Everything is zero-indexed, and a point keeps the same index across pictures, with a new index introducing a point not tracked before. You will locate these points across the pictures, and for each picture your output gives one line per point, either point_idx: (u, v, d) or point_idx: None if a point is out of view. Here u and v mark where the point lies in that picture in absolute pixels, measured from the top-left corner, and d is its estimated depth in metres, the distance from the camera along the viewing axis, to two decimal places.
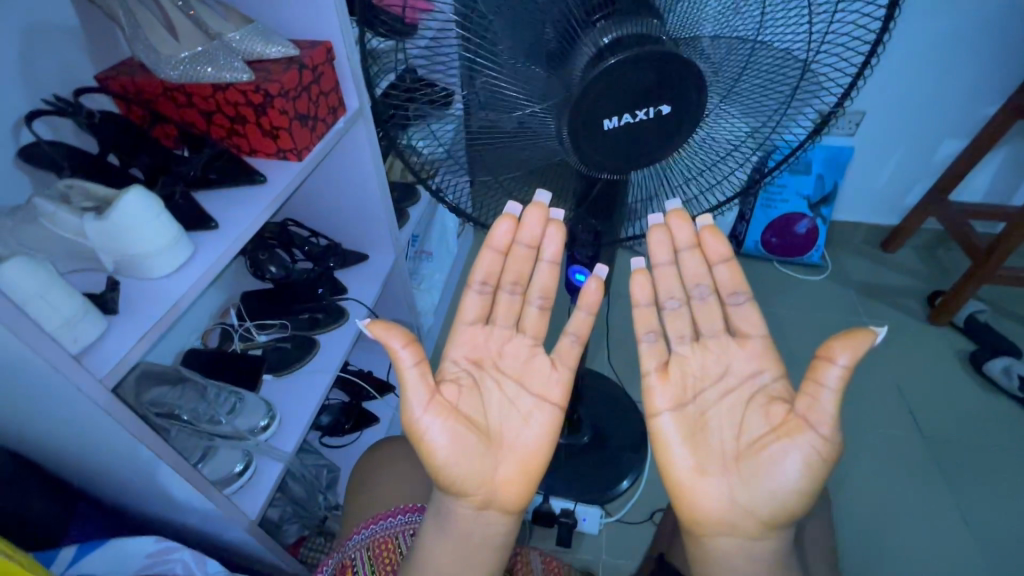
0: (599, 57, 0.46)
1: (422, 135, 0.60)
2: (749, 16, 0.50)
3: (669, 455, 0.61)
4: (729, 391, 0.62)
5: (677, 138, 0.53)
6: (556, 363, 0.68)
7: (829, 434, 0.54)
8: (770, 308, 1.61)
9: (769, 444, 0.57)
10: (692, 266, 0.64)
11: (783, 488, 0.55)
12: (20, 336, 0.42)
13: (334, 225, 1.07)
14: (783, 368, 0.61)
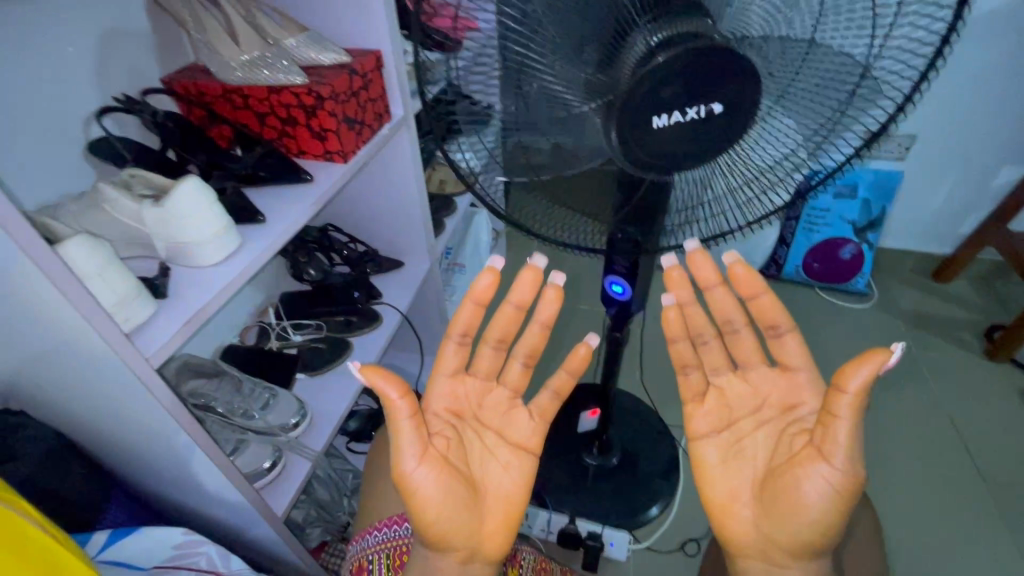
0: (649, 54, 0.46)
1: (469, 145, 0.61)
2: (807, 17, 0.49)
3: (703, 475, 0.61)
4: (763, 422, 0.59)
5: (729, 139, 0.52)
6: (535, 415, 0.65)
7: (843, 467, 0.50)
8: (811, 336, 1.55)
9: (785, 471, 0.55)
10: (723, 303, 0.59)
11: (802, 518, 0.53)
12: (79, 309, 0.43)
13: (373, 231, 1.10)
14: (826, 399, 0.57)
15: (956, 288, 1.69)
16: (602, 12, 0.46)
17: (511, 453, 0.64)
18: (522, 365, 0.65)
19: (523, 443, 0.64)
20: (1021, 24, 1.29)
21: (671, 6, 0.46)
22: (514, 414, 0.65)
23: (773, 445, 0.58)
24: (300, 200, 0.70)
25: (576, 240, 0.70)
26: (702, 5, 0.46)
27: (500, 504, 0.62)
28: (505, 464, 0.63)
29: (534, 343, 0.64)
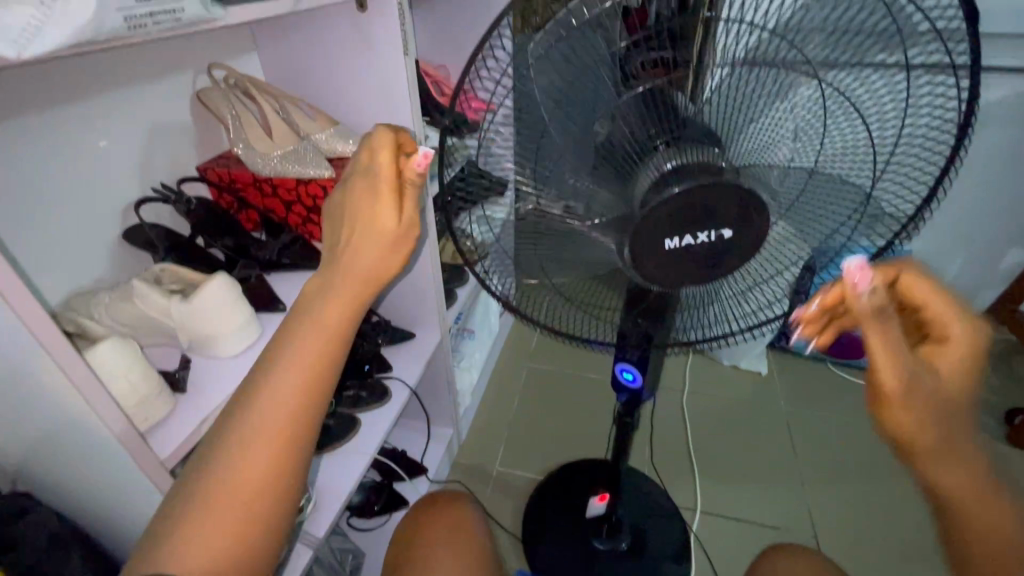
0: (662, 182, 0.48)
1: (480, 220, 0.63)
2: (810, 147, 0.51)
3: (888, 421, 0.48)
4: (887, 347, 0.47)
5: (740, 258, 0.54)
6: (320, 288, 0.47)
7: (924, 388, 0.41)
8: (825, 413, 1.52)
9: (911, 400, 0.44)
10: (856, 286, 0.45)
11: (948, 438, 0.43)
12: (104, 419, 0.45)
13: (388, 303, 1.12)
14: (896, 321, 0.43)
15: None
16: (616, 138, 0.48)
17: (285, 391, 0.43)
18: (343, 270, 0.45)
19: (313, 369, 0.44)
20: (1022, 119, 1.33)
21: (684, 137, 0.48)
22: (307, 341, 0.44)
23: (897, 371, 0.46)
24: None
25: (585, 333, 0.72)
26: (714, 133, 0.49)
27: (271, 444, 0.43)
28: (282, 390, 0.43)
29: (362, 242, 0.46)
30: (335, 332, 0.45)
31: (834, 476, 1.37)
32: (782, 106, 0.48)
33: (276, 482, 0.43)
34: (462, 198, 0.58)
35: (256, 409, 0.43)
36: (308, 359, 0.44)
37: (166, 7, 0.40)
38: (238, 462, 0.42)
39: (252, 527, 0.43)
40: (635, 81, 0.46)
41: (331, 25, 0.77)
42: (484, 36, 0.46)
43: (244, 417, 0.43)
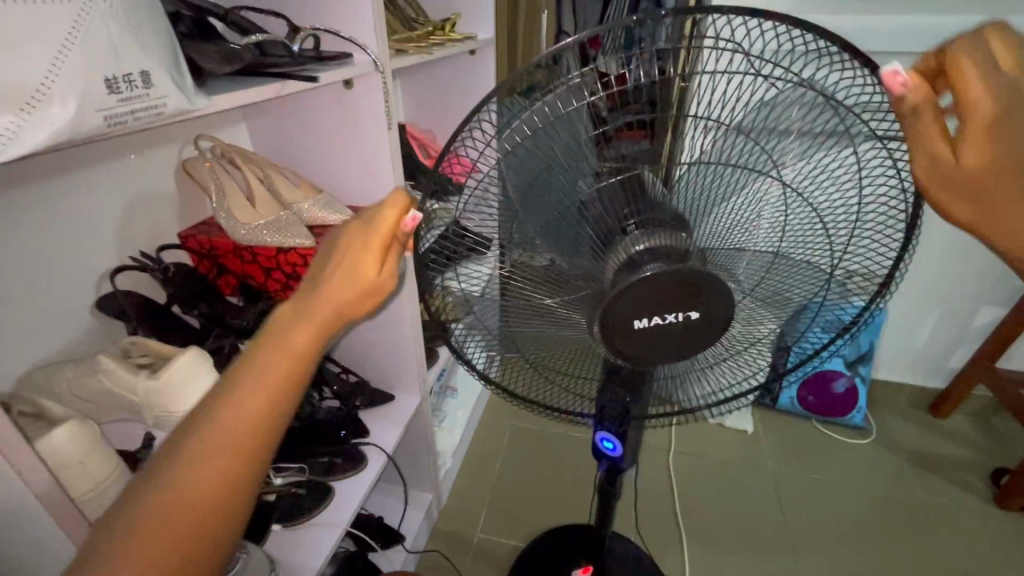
0: (632, 265, 0.49)
1: (462, 277, 0.61)
2: (769, 232, 0.54)
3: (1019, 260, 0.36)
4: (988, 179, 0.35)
5: (710, 336, 0.56)
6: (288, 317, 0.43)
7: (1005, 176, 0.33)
8: (811, 474, 1.50)
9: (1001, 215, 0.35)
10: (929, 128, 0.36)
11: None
12: (53, 511, 0.44)
13: (368, 365, 1.11)
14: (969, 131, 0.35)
15: (955, 424, 1.67)
16: (591, 218, 0.49)
17: (240, 421, 0.38)
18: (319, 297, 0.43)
19: (273, 401, 0.40)
20: None
21: (660, 214, 0.49)
22: (269, 366, 0.40)
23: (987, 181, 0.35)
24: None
25: (566, 402, 0.73)
26: (682, 218, 0.50)
27: (221, 477, 0.37)
28: (238, 420, 0.38)
29: (341, 275, 0.44)
30: (299, 361, 0.41)
31: (826, 542, 1.34)
32: (743, 196, 0.51)
33: (219, 525, 0.37)
34: (447, 254, 0.57)
35: (206, 436, 0.38)
36: (264, 392, 0.40)
37: (150, 103, 0.42)
38: (178, 495, 0.36)
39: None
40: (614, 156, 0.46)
41: (317, 99, 0.81)
42: (473, 111, 0.46)
43: (191, 445, 0.37)
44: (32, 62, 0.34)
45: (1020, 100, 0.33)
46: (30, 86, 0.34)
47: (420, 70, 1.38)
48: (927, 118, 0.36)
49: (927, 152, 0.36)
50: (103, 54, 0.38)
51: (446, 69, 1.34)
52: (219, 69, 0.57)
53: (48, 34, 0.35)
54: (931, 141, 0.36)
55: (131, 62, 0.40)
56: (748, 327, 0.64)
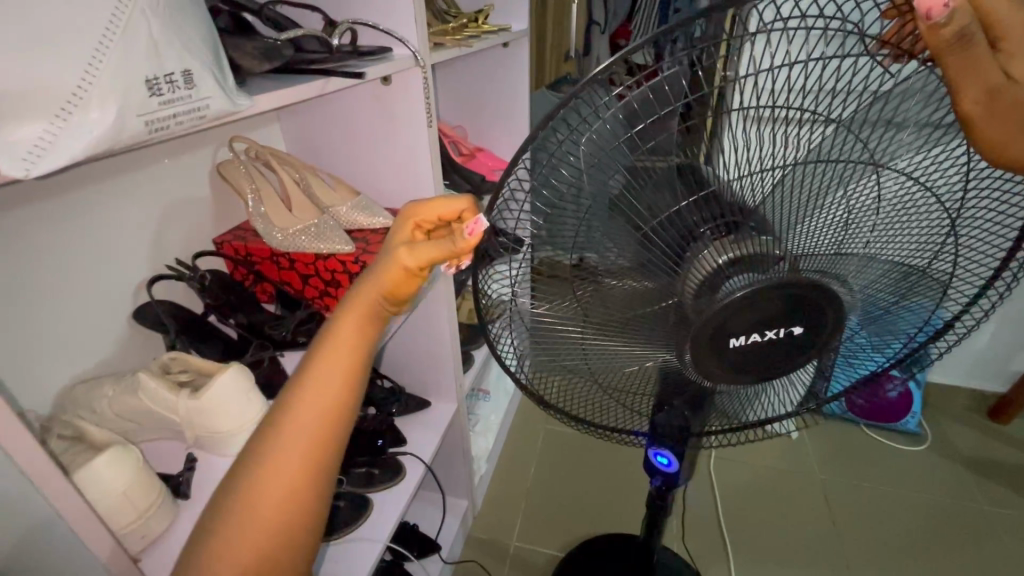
0: (724, 280, 0.45)
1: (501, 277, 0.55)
2: (864, 236, 0.47)
3: None
4: None
5: (808, 351, 0.52)
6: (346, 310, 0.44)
7: None
8: (864, 483, 1.42)
9: None
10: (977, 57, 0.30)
11: None
12: (98, 552, 0.41)
13: (403, 371, 1.08)
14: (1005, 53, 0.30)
15: (1016, 428, 1.57)
16: (671, 233, 0.44)
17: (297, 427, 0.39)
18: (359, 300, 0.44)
19: (327, 406, 0.40)
20: None
21: (749, 221, 0.44)
22: (319, 370, 0.41)
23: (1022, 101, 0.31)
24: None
25: (619, 418, 0.69)
26: (772, 224, 0.44)
27: (291, 482, 0.38)
28: (300, 428, 0.39)
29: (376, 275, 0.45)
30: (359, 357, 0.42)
31: (883, 556, 1.27)
32: (842, 195, 0.44)
33: (295, 526, 0.39)
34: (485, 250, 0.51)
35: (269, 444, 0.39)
36: (319, 396, 0.40)
37: (191, 105, 0.38)
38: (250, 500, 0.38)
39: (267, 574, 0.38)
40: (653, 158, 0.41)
41: (353, 100, 0.77)
42: (516, 154, 0.40)
43: (258, 455, 0.39)
44: (64, 67, 0.30)
45: None
46: (65, 89, 0.31)
47: (453, 64, 1.33)
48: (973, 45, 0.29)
49: (974, 81, 0.30)
50: (142, 54, 0.34)
51: (478, 62, 1.29)
52: (258, 66, 0.54)
53: (81, 34, 0.31)
54: (979, 68, 0.30)
55: (172, 62, 0.36)
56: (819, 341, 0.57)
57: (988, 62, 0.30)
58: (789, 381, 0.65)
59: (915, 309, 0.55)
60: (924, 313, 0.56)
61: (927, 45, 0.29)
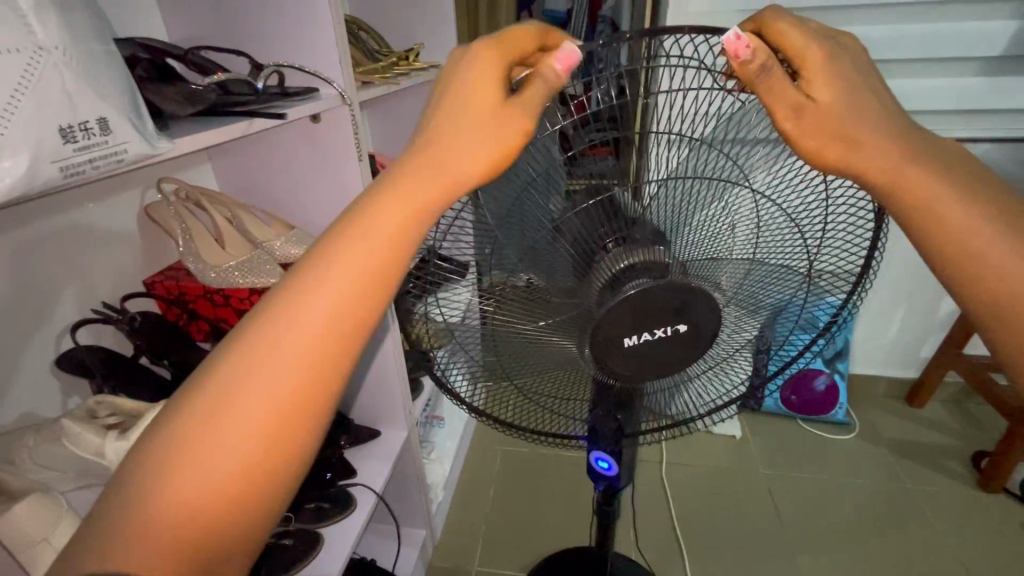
0: (615, 282, 0.50)
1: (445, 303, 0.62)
2: (742, 239, 0.54)
3: (871, 159, 0.39)
4: (845, 107, 0.38)
5: (696, 352, 0.56)
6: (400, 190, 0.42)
7: (838, 97, 0.38)
8: (803, 473, 1.51)
9: (864, 134, 0.38)
10: (780, 84, 0.37)
11: (890, 141, 0.39)
12: None
13: (352, 402, 1.08)
14: (809, 78, 0.38)
15: (931, 411, 1.72)
16: (568, 239, 0.48)
17: (322, 309, 0.39)
18: (431, 176, 0.42)
19: (357, 294, 0.40)
20: None
21: (637, 231, 0.49)
22: (356, 252, 0.40)
23: (826, 119, 0.38)
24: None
25: (563, 420, 0.72)
26: (660, 232, 0.50)
27: (288, 393, 0.38)
28: (303, 349, 0.39)
29: (463, 149, 0.42)
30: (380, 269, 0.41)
31: (823, 541, 1.34)
32: (716, 207, 0.51)
33: (304, 417, 0.39)
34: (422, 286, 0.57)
35: (289, 318, 0.39)
36: (353, 281, 0.40)
37: (109, 150, 0.40)
38: (263, 371, 0.38)
39: (261, 464, 0.38)
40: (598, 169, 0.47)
41: (284, 137, 0.80)
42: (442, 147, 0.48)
43: (258, 353, 0.38)
44: None
45: (829, 50, 0.38)
46: None
47: (388, 100, 1.37)
48: (776, 73, 0.37)
49: (781, 101, 0.38)
50: (54, 105, 0.36)
51: (412, 98, 1.34)
52: (181, 110, 0.56)
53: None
54: (785, 92, 0.38)
55: (85, 110, 0.38)
56: (730, 338, 0.62)
57: (789, 85, 0.38)
58: (718, 373, 0.68)
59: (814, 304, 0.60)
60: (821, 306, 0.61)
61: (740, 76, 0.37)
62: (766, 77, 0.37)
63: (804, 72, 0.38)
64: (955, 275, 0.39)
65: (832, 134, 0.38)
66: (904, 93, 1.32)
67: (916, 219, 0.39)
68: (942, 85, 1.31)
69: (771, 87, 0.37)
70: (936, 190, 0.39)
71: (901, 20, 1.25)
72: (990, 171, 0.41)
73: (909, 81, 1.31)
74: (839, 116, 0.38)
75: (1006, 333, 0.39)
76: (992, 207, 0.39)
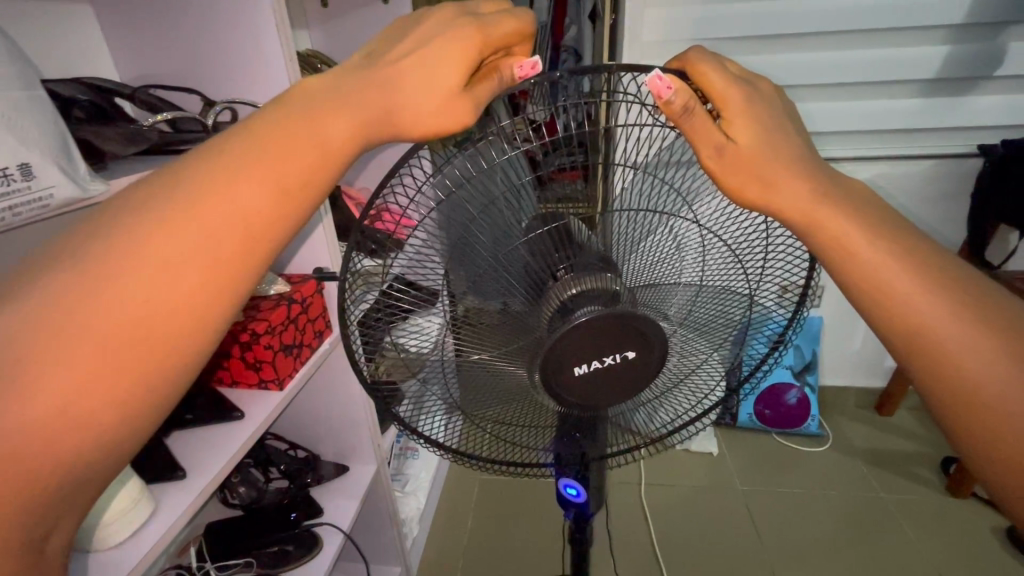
0: (565, 310, 0.50)
1: (416, 333, 0.58)
2: (690, 264, 0.55)
3: (782, 198, 0.42)
4: (759, 148, 0.41)
5: (648, 377, 0.56)
6: (299, 137, 0.38)
7: (754, 138, 0.41)
8: (779, 487, 1.52)
9: (779, 174, 0.42)
10: (703, 127, 0.40)
11: (800, 179, 0.42)
12: None
13: (318, 436, 1.05)
14: (729, 119, 0.41)
15: (901, 419, 1.75)
16: (517, 267, 0.48)
17: (191, 239, 0.35)
18: (362, 120, 0.40)
19: (283, 188, 0.37)
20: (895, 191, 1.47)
21: (585, 258, 0.50)
22: (256, 177, 0.37)
23: (745, 159, 0.41)
24: (216, 456, 0.68)
25: (523, 450, 0.69)
26: (611, 259, 0.51)
27: (132, 337, 0.34)
28: (166, 291, 0.34)
29: (420, 89, 0.40)
30: (263, 221, 0.37)
31: (801, 556, 1.34)
32: (663, 234, 0.52)
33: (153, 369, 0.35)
34: (386, 317, 0.56)
35: (186, 208, 0.35)
36: (279, 172, 0.37)
37: (31, 197, 0.42)
38: (121, 280, 0.33)
39: (91, 408, 0.33)
40: (568, 203, 0.48)
41: None
42: (406, 156, 0.45)
43: (107, 278, 0.33)
44: None
45: (745, 94, 0.41)
46: None
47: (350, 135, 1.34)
48: (698, 114, 0.39)
49: (705, 142, 0.40)
50: None
51: None
52: (122, 150, 0.56)
53: None
54: (709, 132, 0.40)
55: (6, 157, 0.41)
56: (685, 360, 0.63)
57: (711, 127, 0.40)
58: (687, 392, 0.68)
59: (766, 323, 0.61)
60: (775, 323, 0.62)
61: (665, 114, 0.39)
62: (693, 118, 0.40)
63: (725, 116, 0.41)
64: (875, 305, 0.41)
65: (751, 171, 0.41)
66: (848, 114, 1.39)
67: (830, 249, 0.42)
68: (883, 107, 1.38)
69: (696, 128, 0.40)
70: (850, 231, 0.41)
71: (840, 47, 1.32)
72: (884, 204, 0.45)
73: (853, 103, 1.38)
74: (757, 157, 0.41)
75: (928, 359, 0.40)
76: (896, 242, 0.41)
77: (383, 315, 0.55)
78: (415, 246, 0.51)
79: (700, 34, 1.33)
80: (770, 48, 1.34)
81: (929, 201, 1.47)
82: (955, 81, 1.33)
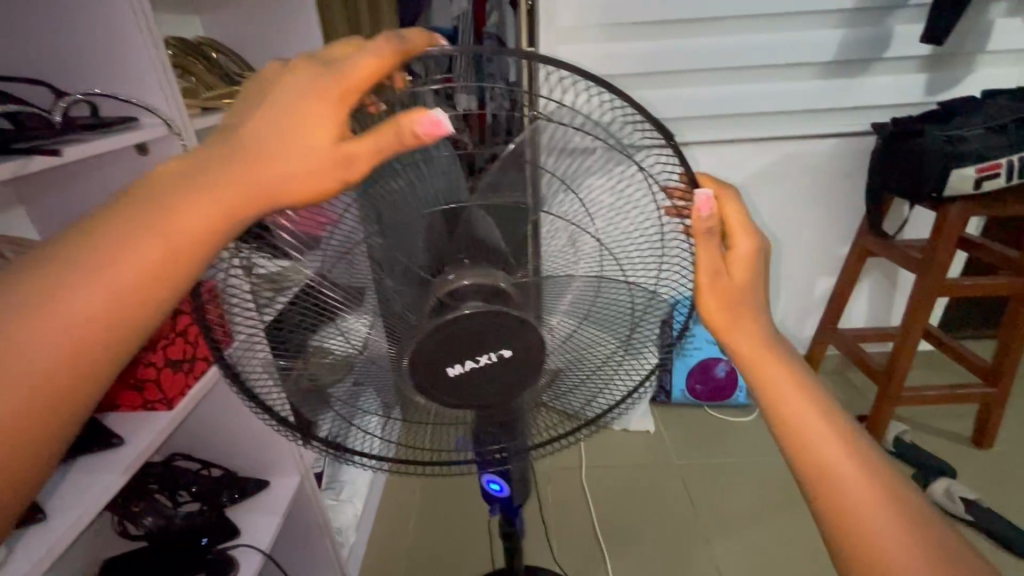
0: (439, 308, 0.47)
1: (339, 335, 0.51)
2: (588, 254, 0.55)
3: (758, 347, 0.46)
4: (752, 287, 0.46)
5: (536, 373, 0.52)
6: (165, 210, 0.35)
7: (751, 276, 0.45)
8: (711, 459, 1.58)
9: (758, 313, 0.46)
10: (708, 257, 0.44)
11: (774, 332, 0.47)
12: None
13: (234, 452, 0.99)
14: (739, 248, 0.45)
15: None
16: (428, 250, 0.48)
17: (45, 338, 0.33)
18: (236, 184, 0.36)
19: (143, 278, 0.34)
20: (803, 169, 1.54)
21: (463, 253, 0.49)
22: (119, 255, 0.34)
23: (743, 291, 0.45)
24: (86, 490, 0.61)
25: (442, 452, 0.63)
26: (496, 252, 0.49)
27: None
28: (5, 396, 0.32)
29: (294, 148, 0.35)
30: (127, 311, 0.35)
31: (731, 523, 1.41)
32: (551, 232, 0.54)
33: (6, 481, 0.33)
34: (304, 322, 0.51)
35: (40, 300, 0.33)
36: (138, 259, 0.34)
37: None
38: None
39: None
40: (501, 196, 0.50)
41: (105, 169, 0.72)
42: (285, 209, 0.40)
43: None
44: None
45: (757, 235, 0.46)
46: None
47: None
48: (715, 239, 0.43)
49: (709, 268, 0.44)
50: None
51: None
52: None
53: None
54: (715, 257, 0.44)
55: None
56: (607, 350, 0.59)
57: (716, 253, 0.44)
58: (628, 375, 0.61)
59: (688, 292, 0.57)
60: None
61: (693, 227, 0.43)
62: (703, 243, 0.44)
63: (731, 251, 0.45)
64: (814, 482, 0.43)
65: (732, 305, 0.45)
66: (758, 96, 1.43)
67: (765, 393, 0.46)
68: (789, 88, 1.43)
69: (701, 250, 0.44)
70: (793, 391, 0.45)
71: (746, 31, 1.36)
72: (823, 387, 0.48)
73: (762, 86, 1.43)
74: (744, 291, 0.45)
75: (857, 537, 0.42)
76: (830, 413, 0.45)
77: (290, 323, 0.51)
78: (336, 239, 0.48)
79: (613, 19, 1.34)
80: (681, 32, 1.36)
81: (835, 177, 1.56)
82: (852, 62, 1.40)
